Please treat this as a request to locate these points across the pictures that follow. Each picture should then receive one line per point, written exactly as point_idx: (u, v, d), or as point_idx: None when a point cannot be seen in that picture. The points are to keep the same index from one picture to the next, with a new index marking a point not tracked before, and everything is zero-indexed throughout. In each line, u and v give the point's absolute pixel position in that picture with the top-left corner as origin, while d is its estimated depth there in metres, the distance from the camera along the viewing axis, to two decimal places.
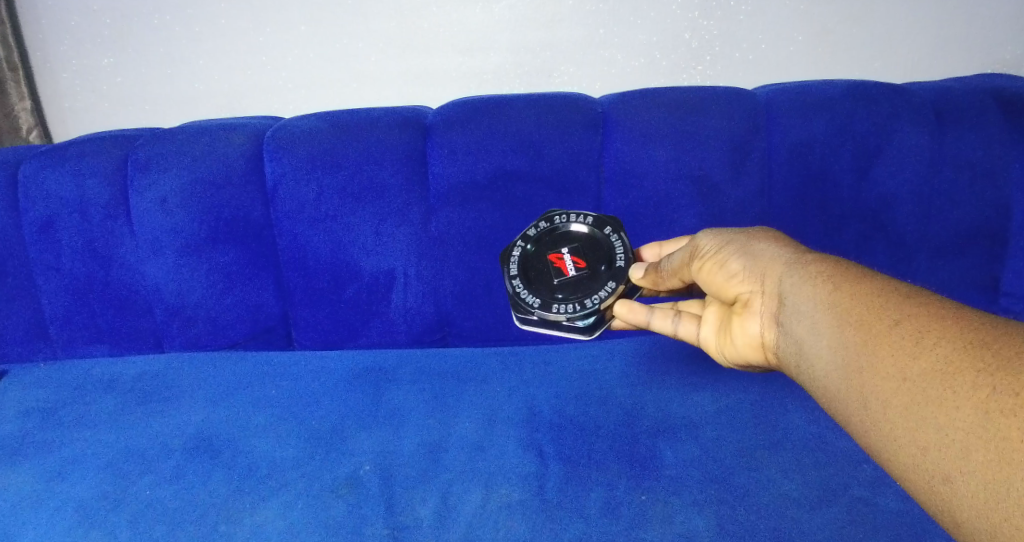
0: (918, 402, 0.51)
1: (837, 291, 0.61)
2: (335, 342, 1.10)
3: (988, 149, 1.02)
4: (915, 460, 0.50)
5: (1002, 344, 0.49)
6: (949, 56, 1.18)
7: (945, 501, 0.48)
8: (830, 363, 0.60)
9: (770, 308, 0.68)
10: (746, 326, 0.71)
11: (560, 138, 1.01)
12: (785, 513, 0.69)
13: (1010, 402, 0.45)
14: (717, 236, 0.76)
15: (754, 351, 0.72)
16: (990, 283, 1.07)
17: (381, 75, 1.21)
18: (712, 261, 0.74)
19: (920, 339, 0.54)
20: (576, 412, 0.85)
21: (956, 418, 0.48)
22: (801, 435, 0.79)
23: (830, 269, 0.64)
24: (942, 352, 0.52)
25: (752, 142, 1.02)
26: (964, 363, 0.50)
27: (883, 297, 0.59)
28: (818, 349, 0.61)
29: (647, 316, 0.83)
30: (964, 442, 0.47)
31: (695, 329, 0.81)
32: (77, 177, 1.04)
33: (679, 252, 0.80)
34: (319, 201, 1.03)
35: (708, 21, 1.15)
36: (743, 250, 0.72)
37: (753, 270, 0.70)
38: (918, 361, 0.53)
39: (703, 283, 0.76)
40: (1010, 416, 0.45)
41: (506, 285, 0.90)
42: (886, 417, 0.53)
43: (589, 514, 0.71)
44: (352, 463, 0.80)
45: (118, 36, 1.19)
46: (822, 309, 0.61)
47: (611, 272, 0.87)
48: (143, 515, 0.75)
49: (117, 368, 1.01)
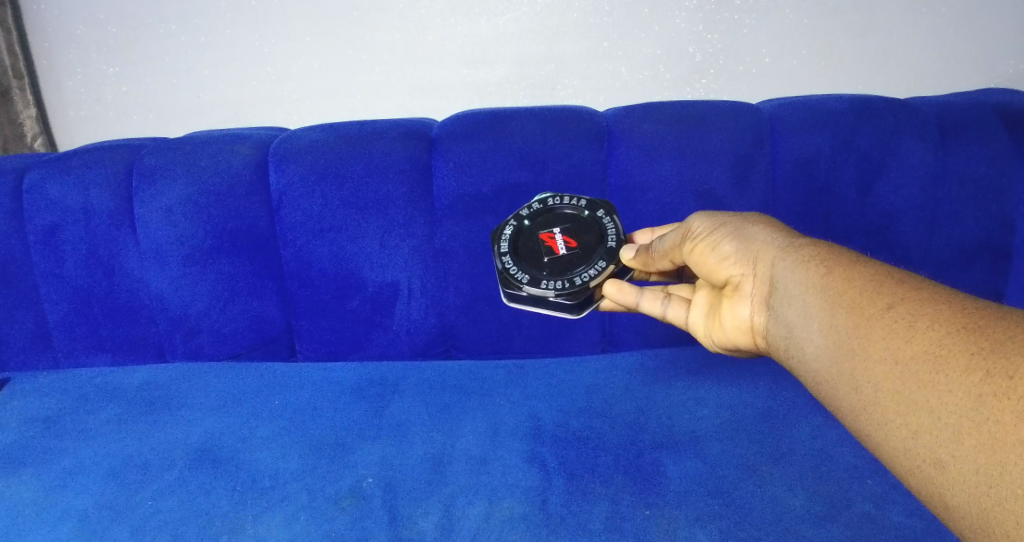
0: (911, 386, 0.52)
1: (831, 276, 0.62)
2: (338, 353, 1.10)
3: (991, 164, 1.02)
4: (906, 443, 0.52)
5: (996, 328, 0.50)
6: (952, 71, 1.19)
7: (935, 484, 0.49)
8: (821, 347, 0.61)
9: (761, 291, 0.69)
10: (735, 310, 0.72)
11: (564, 150, 1.01)
12: (790, 529, 0.69)
13: (1004, 385, 0.47)
14: (711, 218, 0.75)
15: (742, 335, 0.72)
16: (994, 297, 1.07)
17: (386, 88, 1.21)
18: (705, 242, 0.73)
19: (913, 322, 0.55)
20: (579, 425, 0.84)
21: (949, 402, 0.49)
22: (805, 450, 0.79)
23: (824, 254, 0.64)
24: (935, 336, 0.53)
25: (756, 155, 1.02)
26: (957, 347, 0.51)
27: (877, 282, 0.60)
28: (809, 332, 0.62)
29: (636, 297, 0.81)
30: (957, 426, 0.48)
31: (684, 313, 0.79)
32: (82, 186, 1.04)
33: (671, 234, 0.78)
34: (324, 212, 1.03)
35: (712, 35, 1.16)
36: (736, 233, 0.72)
37: (746, 253, 0.70)
38: (911, 343, 0.54)
39: (693, 265, 0.76)
40: (1005, 400, 0.46)
41: (496, 262, 0.88)
42: (878, 401, 0.55)
43: (593, 529, 0.70)
44: (354, 475, 0.79)
45: (125, 46, 1.20)
46: (814, 293, 0.62)
47: (602, 252, 0.86)
48: (144, 525, 0.75)
49: (120, 377, 1.01)
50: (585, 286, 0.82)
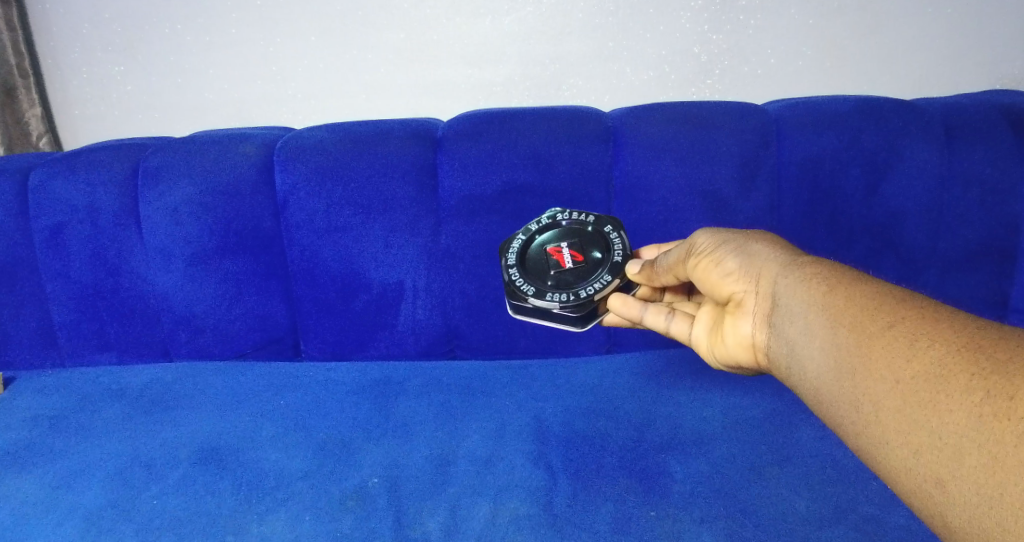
0: (911, 405, 0.52)
1: (832, 293, 0.62)
2: (344, 353, 1.10)
3: (997, 166, 1.02)
4: (908, 462, 0.52)
5: (998, 348, 0.50)
6: (956, 74, 1.18)
7: (935, 504, 0.50)
8: (822, 365, 0.61)
9: (763, 307, 0.68)
10: (737, 326, 0.71)
11: (570, 151, 1.01)
12: (795, 530, 0.69)
13: (1004, 405, 0.47)
14: (715, 234, 0.75)
15: (744, 352, 0.72)
16: (1000, 299, 1.07)
17: (392, 87, 1.21)
18: (709, 258, 0.73)
19: (914, 340, 0.55)
20: (584, 427, 0.84)
21: (950, 421, 0.49)
22: (811, 451, 0.79)
23: (825, 271, 0.64)
24: (936, 355, 0.53)
25: (762, 157, 1.02)
26: (958, 366, 0.51)
27: (879, 300, 0.60)
28: (810, 350, 0.62)
29: (640, 311, 0.82)
30: (957, 445, 0.48)
31: (687, 329, 0.79)
32: (88, 186, 1.04)
33: (676, 249, 0.78)
34: (329, 212, 1.03)
35: (717, 36, 1.16)
36: (738, 249, 0.72)
37: (749, 270, 0.70)
38: (912, 363, 0.54)
39: (698, 281, 0.75)
40: (1005, 420, 0.46)
41: (504, 275, 0.89)
42: (879, 420, 0.55)
43: (598, 530, 0.70)
44: (360, 475, 0.79)
45: (131, 45, 1.20)
46: (815, 311, 0.62)
47: (608, 267, 0.86)
48: (150, 524, 0.75)
49: (127, 376, 1.02)
50: (589, 299, 0.82)
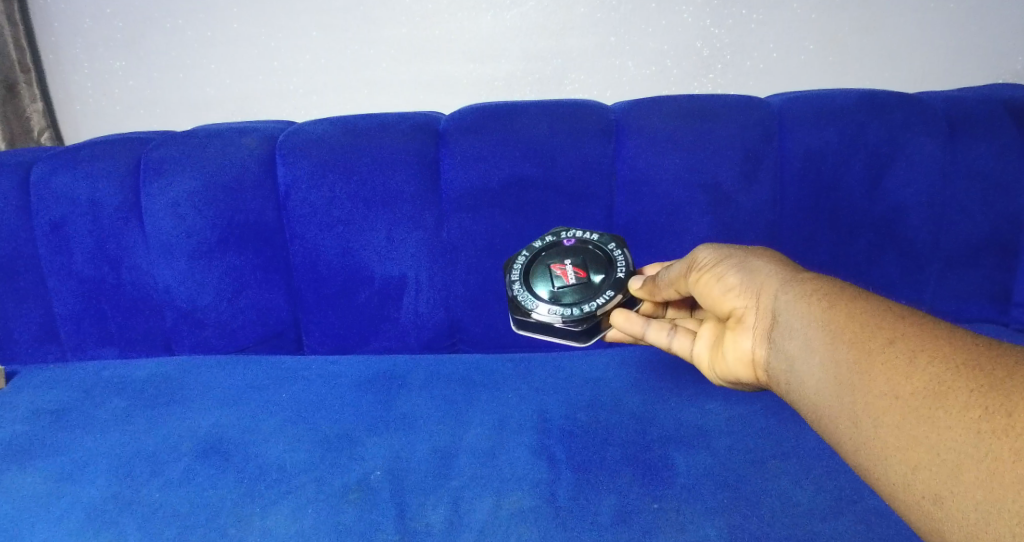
0: (910, 421, 0.52)
1: (832, 309, 0.62)
2: (347, 346, 1.10)
3: (999, 159, 1.02)
4: (906, 478, 0.52)
5: (996, 363, 0.50)
6: (958, 70, 1.19)
7: (933, 520, 0.49)
8: (822, 381, 0.60)
9: (763, 324, 0.68)
10: (738, 342, 0.71)
11: (572, 144, 1.01)
12: (797, 522, 0.69)
13: (1003, 422, 0.47)
14: (717, 249, 0.74)
15: (744, 368, 0.72)
16: (1001, 293, 1.07)
17: (393, 82, 1.21)
18: (710, 273, 0.72)
19: (913, 357, 0.55)
20: (586, 419, 0.84)
21: (948, 437, 0.49)
22: (813, 444, 0.79)
23: (825, 286, 0.64)
24: (935, 372, 0.53)
25: (764, 150, 1.02)
26: (956, 383, 0.51)
27: (878, 315, 0.59)
28: (810, 365, 0.62)
29: (643, 327, 0.82)
30: (956, 461, 0.48)
31: (689, 345, 0.81)
32: (90, 179, 1.04)
33: (678, 264, 0.78)
34: (331, 205, 1.03)
35: (719, 30, 1.16)
36: (740, 264, 0.71)
37: (750, 286, 0.70)
38: (911, 379, 0.54)
39: (699, 297, 0.74)
40: (1004, 437, 0.46)
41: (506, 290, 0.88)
42: (877, 435, 0.54)
43: (600, 521, 0.70)
44: (362, 468, 0.79)
45: (132, 41, 1.20)
46: (815, 326, 0.62)
47: (614, 279, 0.86)
48: (153, 517, 0.75)
49: (129, 370, 1.02)
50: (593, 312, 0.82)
